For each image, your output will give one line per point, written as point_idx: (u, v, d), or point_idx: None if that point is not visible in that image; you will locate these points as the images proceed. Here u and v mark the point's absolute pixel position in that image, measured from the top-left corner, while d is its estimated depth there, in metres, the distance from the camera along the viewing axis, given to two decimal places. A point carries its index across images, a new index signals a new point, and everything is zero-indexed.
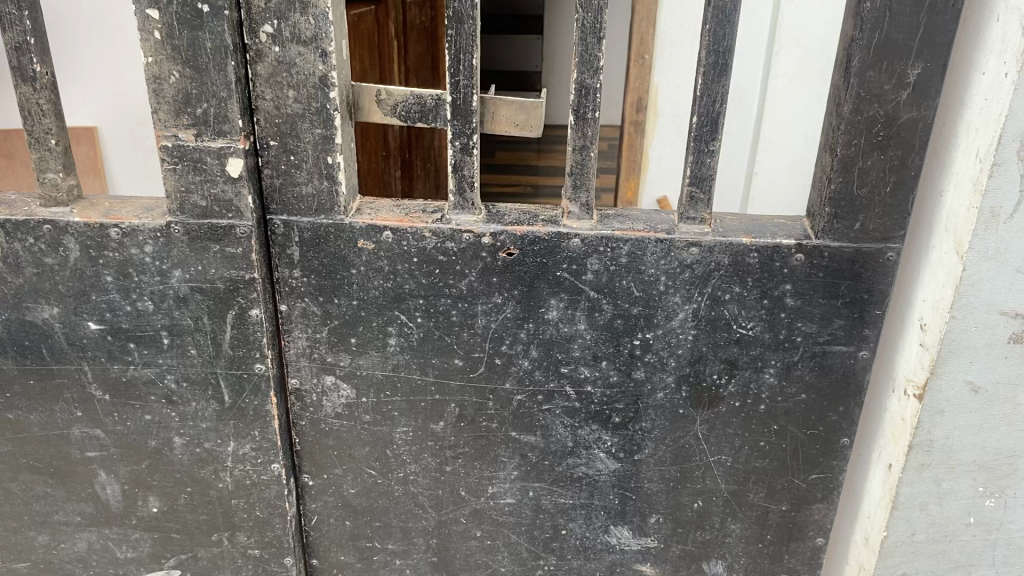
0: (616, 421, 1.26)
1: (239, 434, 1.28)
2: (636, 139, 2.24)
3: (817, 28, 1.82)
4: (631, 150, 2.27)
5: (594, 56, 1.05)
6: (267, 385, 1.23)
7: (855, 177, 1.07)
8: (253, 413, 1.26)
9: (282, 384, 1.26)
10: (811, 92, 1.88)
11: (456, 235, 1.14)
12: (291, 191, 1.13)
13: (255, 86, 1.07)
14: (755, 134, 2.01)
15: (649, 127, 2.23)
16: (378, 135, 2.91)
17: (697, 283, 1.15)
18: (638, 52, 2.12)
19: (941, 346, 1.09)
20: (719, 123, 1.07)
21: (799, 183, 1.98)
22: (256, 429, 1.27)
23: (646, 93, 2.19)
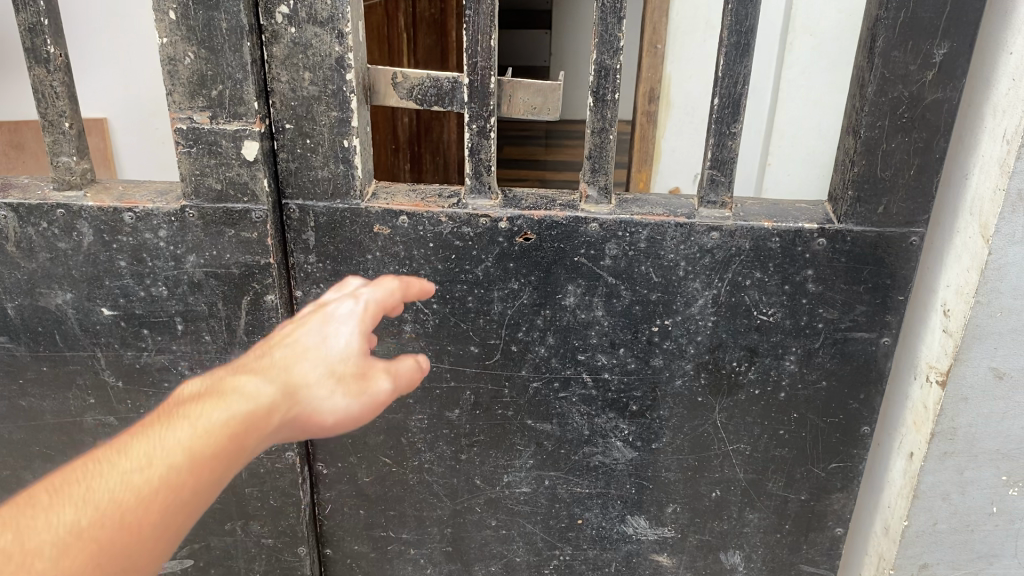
0: (634, 409, 1.24)
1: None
2: (646, 129, 2.23)
3: (831, 20, 1.81)
4: (642, 142, 2.26)
5: (614, 37, 1.03)
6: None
7: (879, 160, 1.05)
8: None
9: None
10: (826, 83, 1.87)
11: (473, 220, 1.13)
12: (306, 175, 1.12)
13: (271, 68, 1.06)
14: (769, 123, 1.99)
15: (661, 119, 2.22)
16: (388, 128, 2.90)
17: (717, 268, 1.13)
18: (650, 42, 2.10)
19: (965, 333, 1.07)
20: (740, 105, 1.05)
21: (813, 172, 1.97)
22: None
23: (659, 83, 2.17)
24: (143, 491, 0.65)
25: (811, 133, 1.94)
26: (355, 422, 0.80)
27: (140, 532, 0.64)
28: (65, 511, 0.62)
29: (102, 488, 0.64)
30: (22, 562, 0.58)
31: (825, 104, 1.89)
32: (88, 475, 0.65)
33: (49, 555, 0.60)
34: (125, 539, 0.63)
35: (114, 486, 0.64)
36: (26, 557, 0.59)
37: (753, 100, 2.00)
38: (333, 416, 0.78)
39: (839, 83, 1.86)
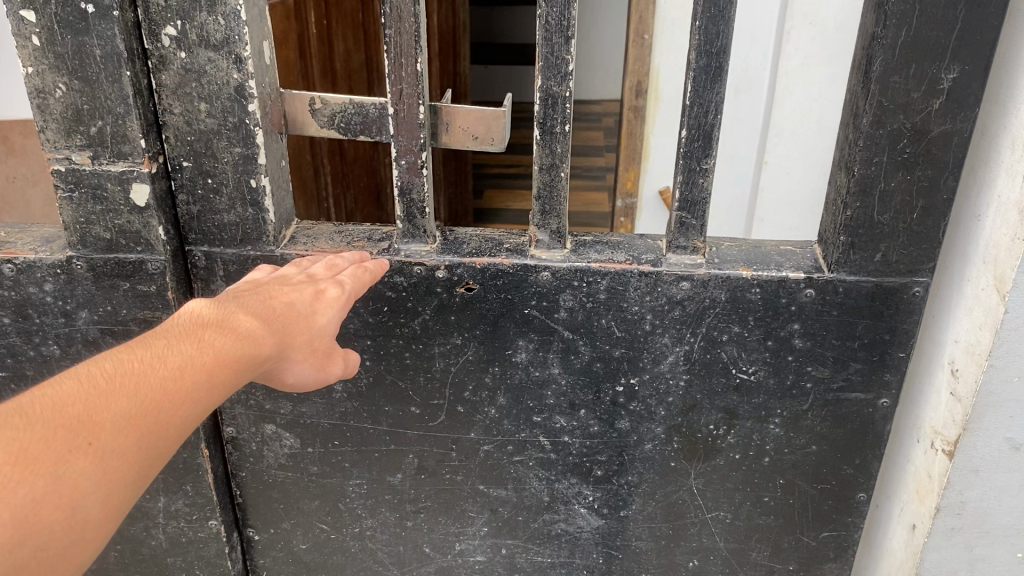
0: (599, 474, 1.09)
1: (169, 489, 1.12)
2: (634, 126, 1.80)
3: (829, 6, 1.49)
4: (629, 138, 1.83)
5: (562, 60, 0.87)
6: (196, 438, 1.07)
7: (876, 201, 0.89)
8: (183, 467, 1.10)
9: (215, 433, 1.10)
10: (825, 80, 1.56)
11: (406, 268, 0.98)
12: (210, 219, 0.96)
13: (160, 98, 0.90)
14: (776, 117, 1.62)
15: (650, 113, 1.78)
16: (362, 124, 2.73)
17: (689, 322, 0.98)
18: (637, 29, 1.68)
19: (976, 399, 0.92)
20: (712, 137, 0.90)
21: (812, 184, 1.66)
22: (188, 483, 1.11)
23: (646, 70, 1.74)
24: (187, 387, 0.69)
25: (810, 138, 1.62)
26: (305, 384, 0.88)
27: (179, 421, 0.68)
28: (125, 387, 0.65)
29: (151, 376, 0.67)
30: (94, 428, 0.62)
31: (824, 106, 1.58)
32: (140, 358, 0.68)
33: (113, 427, 0.64)
34: (166, 424, 0.67)
35: (160, 375, 0.68)
36: (96, 420, 0.63)
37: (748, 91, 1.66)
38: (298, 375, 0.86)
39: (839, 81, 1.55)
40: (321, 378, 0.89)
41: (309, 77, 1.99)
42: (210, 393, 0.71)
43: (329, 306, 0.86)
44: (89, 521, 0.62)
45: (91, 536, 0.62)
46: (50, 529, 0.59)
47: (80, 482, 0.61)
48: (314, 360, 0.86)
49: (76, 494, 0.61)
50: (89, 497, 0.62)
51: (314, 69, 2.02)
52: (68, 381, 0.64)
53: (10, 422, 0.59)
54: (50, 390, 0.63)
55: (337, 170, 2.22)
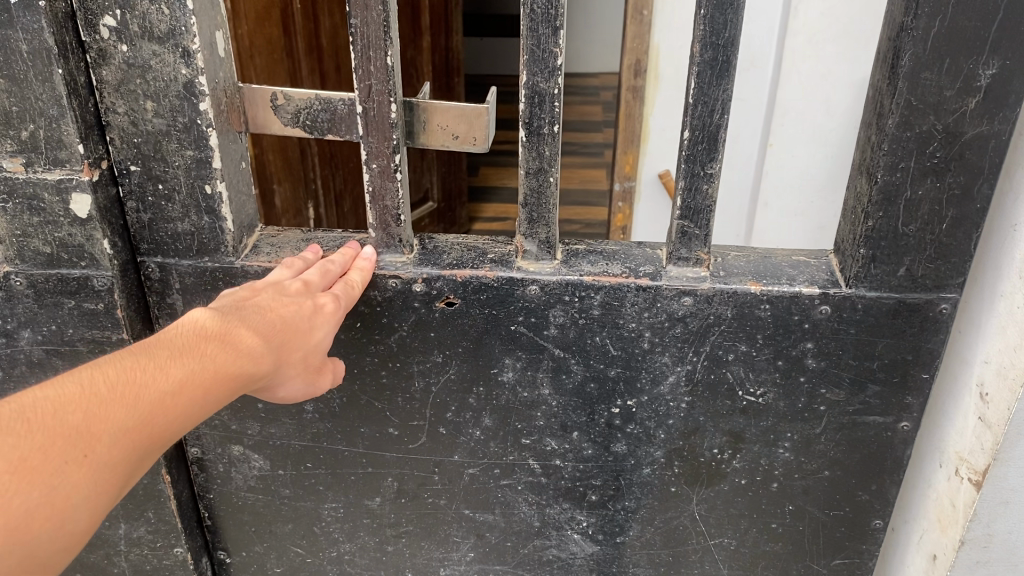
0: (593, 499, 1.01)
1: (130, 516, 1.03)
2: (633, 108, 1.55)
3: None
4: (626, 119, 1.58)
5: (550, 53, 0.77)
6: (156, 465, 0.98)
7: (901, 211, 0.80)
8: (143, 494, 1.02)
9: (179, 456, 1.02)
10: (844, 53, 1.28)
11: (379, 282, 0.88)
12: (163, 228, 0.87)
13: (102, 96, 0.81)
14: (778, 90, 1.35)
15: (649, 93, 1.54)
16: None
17: (692, 340, 0.89)
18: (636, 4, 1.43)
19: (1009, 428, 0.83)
20: (718, 139, 0.80)
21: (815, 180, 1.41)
22: (150, 510, 1.03)
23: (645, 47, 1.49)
24: (183, 404, 0.68)
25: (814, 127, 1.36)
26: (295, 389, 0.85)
27: (169, 435, 0.68)
28: (124, 399, 0.65)
29: (151, 389, 0.66)
30: (90, 441, 0.62)
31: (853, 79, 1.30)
32: (143, 368, 0.67)
33: (108, 441, 0.63)
34: (158, 438, 0.67)
35: (158, 389, 0.67)
36: (93, 432, 0.63)
37: (754, 70, 1.37)
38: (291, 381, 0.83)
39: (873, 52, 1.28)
40: (311, 391, 0.84)
41: (292, 53, 1.84)
42: (204, 407, 0.70)
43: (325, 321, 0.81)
44: (74, 532, 0.63)
45: (75, 543, 0.63)
46: (37, 540, 0.60)
47: (71, 494, 0.61)
48: (302, 374, 0.82)
49: (66, 506, 0.61)
50: (79, 510, 0.62)
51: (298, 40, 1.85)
52: (70, 386, 0.64)
53: (12, 429, 0.60)
54: (52, 396, 0.62)
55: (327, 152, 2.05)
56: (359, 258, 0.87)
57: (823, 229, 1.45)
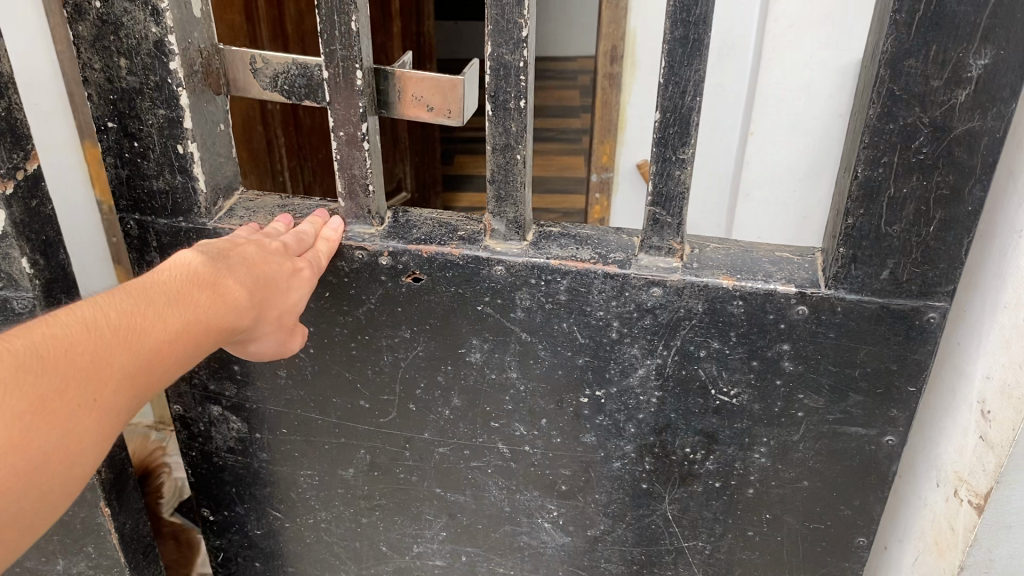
0: (563, 489, 0.99)
1: (71, 551, 1.05)
2: None
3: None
4: None
5: (514, 24, 0.74)
6: (92, 495, 0.99)
7: (883, 210, 0.74)
8: (82, 528, 1.03)
9: (118, 486, 1.02)
10: None
11: (347, 252, 0.88)
12: (140, 186, 0.88)
13: (79, 52, 0.82)
14: None
15: None
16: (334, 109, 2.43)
17: (662, 332, 0.85)
18: None
19: (1011, 450, 0.78)
20: (690, 123, 0.76)
21: None
22: (90, 545, 1.05)
23: None
24: (179, 353, 0.70)
25: None
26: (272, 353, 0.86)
27: (164, 382, 0.70)
28: (128, 345, 0.66)
29: (151, 335, 0.68)
30: (98, 386, 0.64)
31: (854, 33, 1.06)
32: (144, 315, 0.68)
33: (114, 385, 0.65)
34: (155, 385, 0.69)
35: (159, 335, 0.68)
36: (102, 377, 0.64)
37: None
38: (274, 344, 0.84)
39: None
40: (284, 350, 0.84)
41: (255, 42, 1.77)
42: (196, 357, 0.71)
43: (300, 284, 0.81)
44: (81, 474, 0.65)
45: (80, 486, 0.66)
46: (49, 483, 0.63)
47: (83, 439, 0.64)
48: (278, 335, 0.81)
49: (75, 452, 0.64)
50: (88, 452, 0.65)
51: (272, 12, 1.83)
52: (75, 325, 0.65)
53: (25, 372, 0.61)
54: (60, 334, 0.64)
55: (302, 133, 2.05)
56: (326, 227, 0.87)
57: (806, 214, 1.20)
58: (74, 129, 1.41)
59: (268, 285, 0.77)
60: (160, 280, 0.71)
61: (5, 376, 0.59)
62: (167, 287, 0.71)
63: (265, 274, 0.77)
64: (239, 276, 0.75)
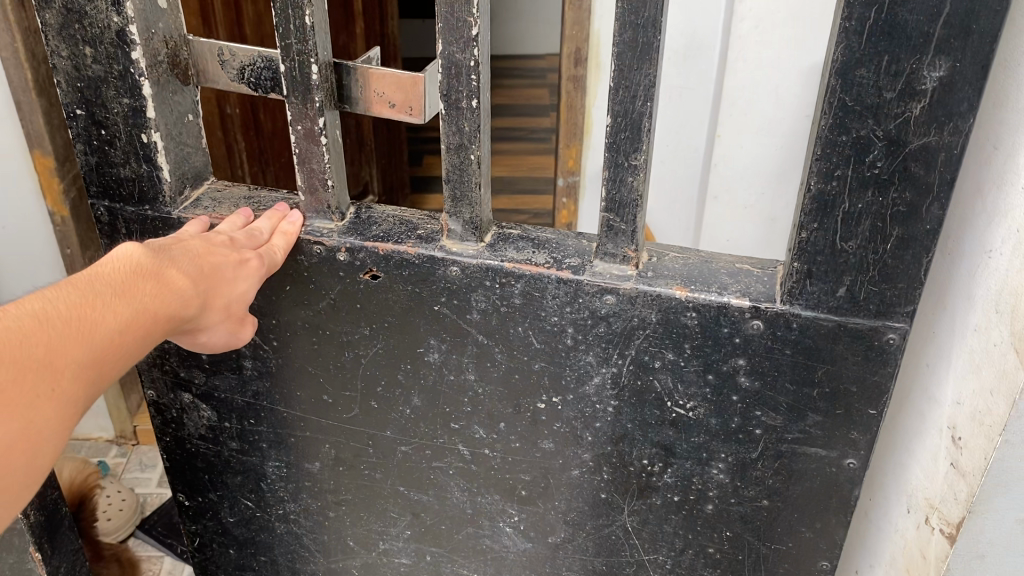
0: (523, 494, 0.97)
1: None
2: (575, 99, 1.47)
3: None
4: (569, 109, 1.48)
5: (463, 22, 0.73)
6: (22, 540, 1.02)
7: (838, 224, 0.72)
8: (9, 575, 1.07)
9: (49, 530, 1.04)
10: (790, 38, 1.21)
11: (306, 247, 0.87)
12: (108, 173, 0.89)
13: (47, 39, 0.83)
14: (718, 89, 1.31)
15: (592, 83, 1.46)
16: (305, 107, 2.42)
17: (617, 341, 0.83)
18: None
19: (982, 480, 0.75)
20: (641, 128, 0.74)
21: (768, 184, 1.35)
22: None
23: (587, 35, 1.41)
24: (129, 342, 0.71)
25: (764, 116, 1.29)
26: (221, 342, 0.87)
27: (114, 371, 0.71)
28: (80, 335, 0.67)
29: (102, 326, 0.69)
30: (54, 377, 0.65)
31: (808, 61, 1.22)
32: (94, 305, 0.69)
33: (68, 376, 0.66)
34: (105, 375, 0.70)
35: (109, 326, 0.69)
36: (57, 368, 0.66)
37: (689, 58, 1.33)
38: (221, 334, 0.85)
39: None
40: (229, 343, 0.87)
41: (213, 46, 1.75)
42: (144, 345, 0.73)
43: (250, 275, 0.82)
44: (42, 463, 0.67)
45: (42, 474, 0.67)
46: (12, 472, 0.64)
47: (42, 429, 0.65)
48: (228, 322, 0.83)
49: (35, 441, 0.65)
50: (44, 444, 0.66)
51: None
52: (26, 319, 0.65)
53: None
54: (12, 328, 0.64)
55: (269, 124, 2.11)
56: (285, 221, 0.87)
57: (774, 220, 1.39)
58: (24, 140, 1.54)
59: (214, 276, 0.78)
60: (105, 271, 0.72)
61: None
62: (113, 278, 0.72)
63: (211, 264, 0.78)
64: (183, 266, 0.76)
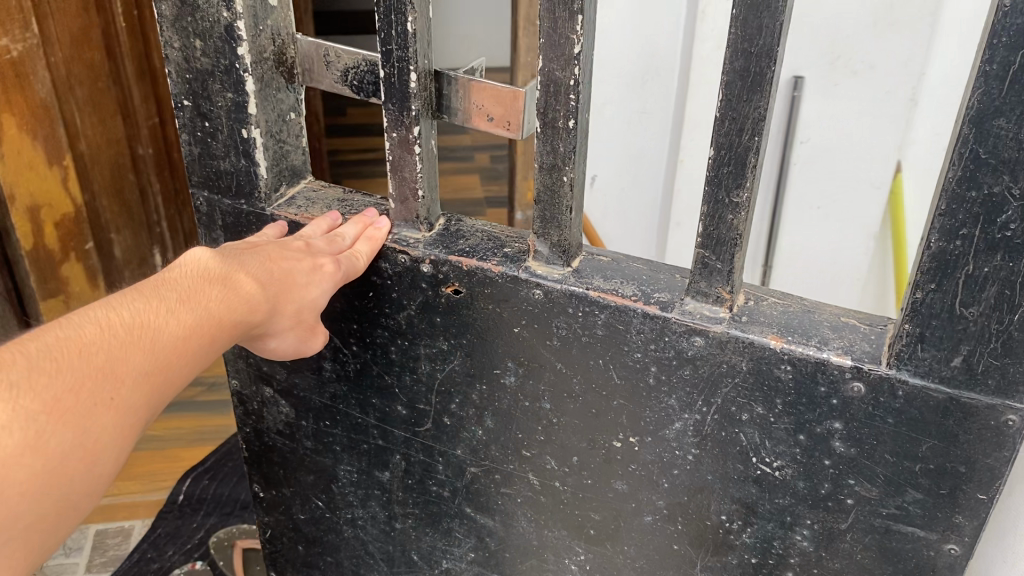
0: (591, 534, 0.93)
1: None
2: None
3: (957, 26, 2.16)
4: None
5: (567, 39, 0.69)
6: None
7: (958, 287, 0.65)
8: None
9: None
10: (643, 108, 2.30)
11: (391, 255, 0.85)
12: (210, 165, 0.90)
13: (162, 29, 0.84)
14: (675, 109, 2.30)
15: None
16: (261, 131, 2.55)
17: (702, 386, 0.78)
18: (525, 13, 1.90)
19: None
20: (745, 163, 0.68)
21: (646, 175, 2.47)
22: None
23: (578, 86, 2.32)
24: (191, 348, 0.72)
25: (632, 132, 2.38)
26: (290, 355, 0.88)
27: (174, 383, 0.72)
28: (141, 342, 0.69)
29: (165, 333, 0.70)
30: (115, 384, 0.66)
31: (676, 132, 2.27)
32: (156, 312, 0.70)
33: (130, 383, 0.68)
34: (169, 383, 0.71)
35: (170, 334, 0.71)
36: (118, 375, 0.67)
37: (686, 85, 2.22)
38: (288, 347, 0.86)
39: (812, 85, 2.25)
40: (300, 351, 0.88)
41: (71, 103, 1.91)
42: (207, 353, 0.74)
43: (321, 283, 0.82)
44: (103, 475, 0.67)
45: (102, 486, 0.68)
46: (75, 481, 0.65)
47: (102, 437, 0.66)
48: (297, 331, 0.85)
49: (97, 450, 0.66)
50: (102, 454, 0.66)
51: (131, 72, 2.10)
52: (88, 325, 0.67)
53: (45, 368, 0.63)
54: (73, 335, 0.66)
55: (172, 189, 2.36)
56: (371, 228, 0.86)
57: None
58: None
59: (278, 283, 0.79)
60: (170, 279, 0.74)
61: (22, 377, 0.62)
62: (178, 284, 0.73)
63: (279, 271, 0.79)
64: (250, 272, 0.77)
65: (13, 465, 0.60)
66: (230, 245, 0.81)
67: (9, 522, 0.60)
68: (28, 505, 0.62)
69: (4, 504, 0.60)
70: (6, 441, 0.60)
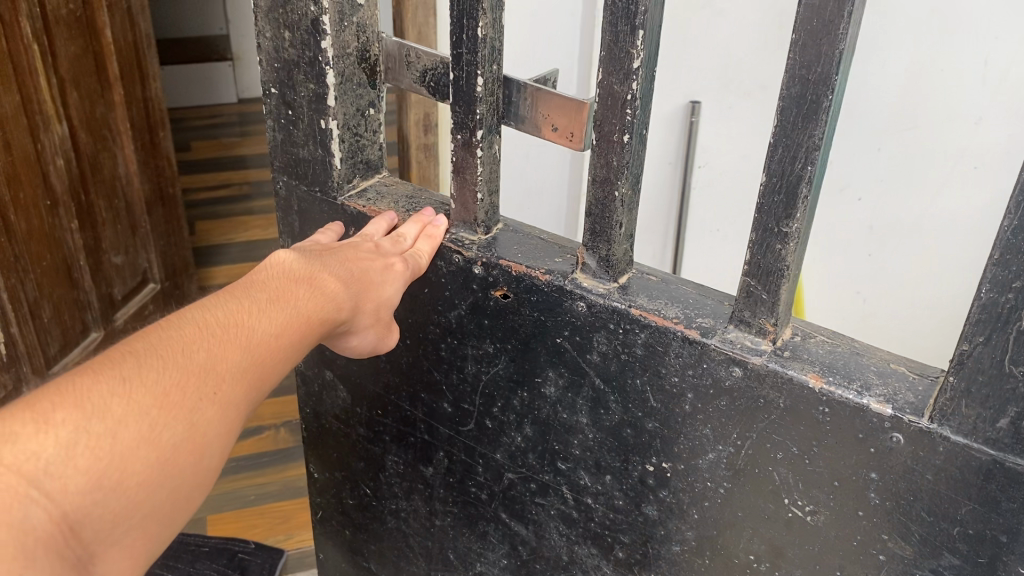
0: (619, 555, 0.92)
1: None
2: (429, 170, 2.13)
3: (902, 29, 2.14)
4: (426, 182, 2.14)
5: (627, 54, 0.69)
6: None
7: (1009, 342, 0.61)
8: None
9: None
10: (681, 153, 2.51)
11: (447, 254, 0.87)
12: (291, 151, 0.94)
13: (257, 19, 0.89)
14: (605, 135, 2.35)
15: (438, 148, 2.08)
16: None
17: (736, 418, 0.76)
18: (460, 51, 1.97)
19: None
20: (794, 194, 0.67)
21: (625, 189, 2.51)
22: None
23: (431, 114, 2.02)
24: (287, 346, 0.74)
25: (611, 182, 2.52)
26: (369, 352, 0.90)
27: (269, 380, 0.74)
28: (237, 339, 0.71)
29: (259, 330, 0.73)
30: (216, 380, 0.68)
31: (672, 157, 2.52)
32: (248, 311, 0.73)
33: (230, 378, 0.70)
34: (264, 379, 0.73)
35: (263, 330, 0.73)
36: (218, 370, 0.69)
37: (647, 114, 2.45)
38: (367, 346, 0.88)
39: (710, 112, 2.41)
40: (377, 350, 0.90)
41: None
42: (299, 351, 0.76)
43: (394, 283, 0.84)
44: (209, 470, 0.68)
45: (208, 481, 0.69)
46: (184, 474, 0.66)
47: (208, 430, 0.67)
48: (376, 329, 0.86)
49: (204, 442, 0.67)
50: (209, 447, 0.67)
51: None
52: (187, 324, 0.70)
53: (151, 364, 0.66)
54: (174, 333, 0.69)
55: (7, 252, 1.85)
56: (430, 226, 0.88)
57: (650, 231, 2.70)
58: None
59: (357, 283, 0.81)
60: (259, 281, 0.77)
61: (130, 372, 0.64)
62: (269, 287, 0.77)
63: (359, 269, 0.82)
64: (333, 271, 0.80)
65: (129, 458, 0.61)
66: (306, 246, 0.85)
67: (128, 512, 0.62)
68: (144, 497, 0.63)
69: (123, 493, 0.61)
70: (120, 432, 0.62)
